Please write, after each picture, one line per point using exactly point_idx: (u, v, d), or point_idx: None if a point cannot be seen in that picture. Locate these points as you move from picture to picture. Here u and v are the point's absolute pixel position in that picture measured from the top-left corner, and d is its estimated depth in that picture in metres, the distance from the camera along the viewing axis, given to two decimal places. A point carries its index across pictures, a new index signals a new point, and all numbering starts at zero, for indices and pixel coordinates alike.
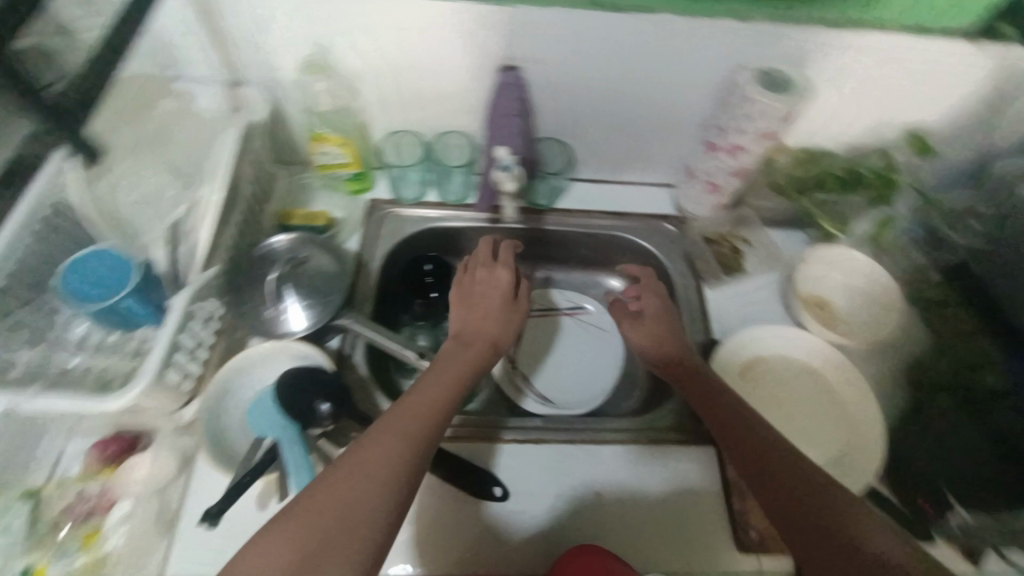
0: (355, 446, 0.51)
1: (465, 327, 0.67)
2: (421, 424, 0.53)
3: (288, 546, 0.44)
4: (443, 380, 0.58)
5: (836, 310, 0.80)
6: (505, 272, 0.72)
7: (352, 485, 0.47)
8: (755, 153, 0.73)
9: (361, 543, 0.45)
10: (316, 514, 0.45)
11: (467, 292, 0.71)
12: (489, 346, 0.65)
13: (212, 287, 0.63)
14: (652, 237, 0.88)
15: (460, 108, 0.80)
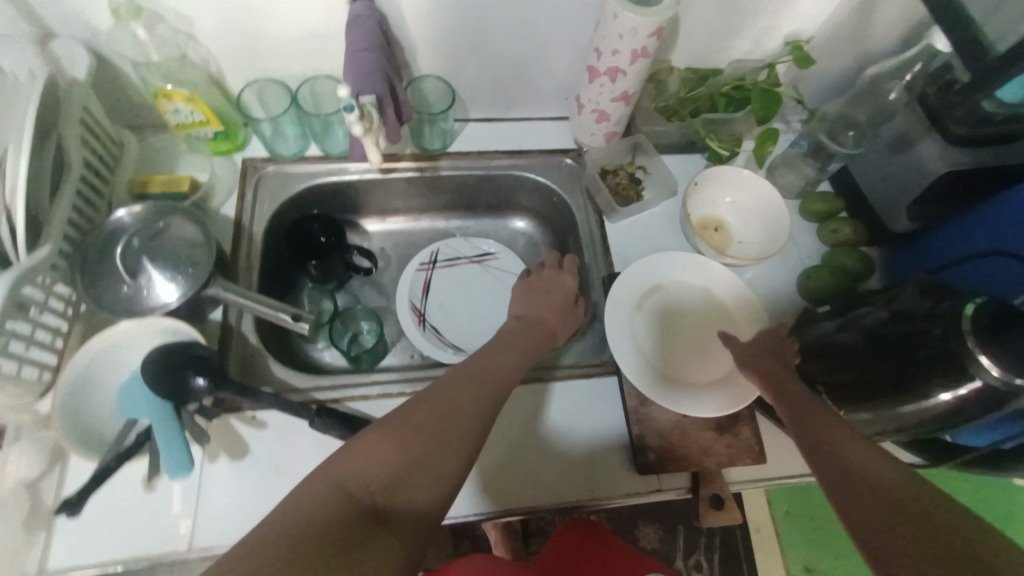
0: (437, 389, 0.52)
1: (538, 312, 0.69)
2: (496, 380, 0.55)
3: (383, 461, 0.43)
4: (513, 351, 0.61)
5: (730, 231, 0.80)
6: (569, 276, 0.74)
7: (444, 420, 0.48)
8: (633, 74, 0.70)
9: (445, 473, 0.45)
10: (414, 436, 0.46)
11: (537, 284, 0.74)
12: (554, 334, 0.67)
13: (48, 267, 0.57)
14: (551, 173, 0.85)
15: (321, 49, 0.74)
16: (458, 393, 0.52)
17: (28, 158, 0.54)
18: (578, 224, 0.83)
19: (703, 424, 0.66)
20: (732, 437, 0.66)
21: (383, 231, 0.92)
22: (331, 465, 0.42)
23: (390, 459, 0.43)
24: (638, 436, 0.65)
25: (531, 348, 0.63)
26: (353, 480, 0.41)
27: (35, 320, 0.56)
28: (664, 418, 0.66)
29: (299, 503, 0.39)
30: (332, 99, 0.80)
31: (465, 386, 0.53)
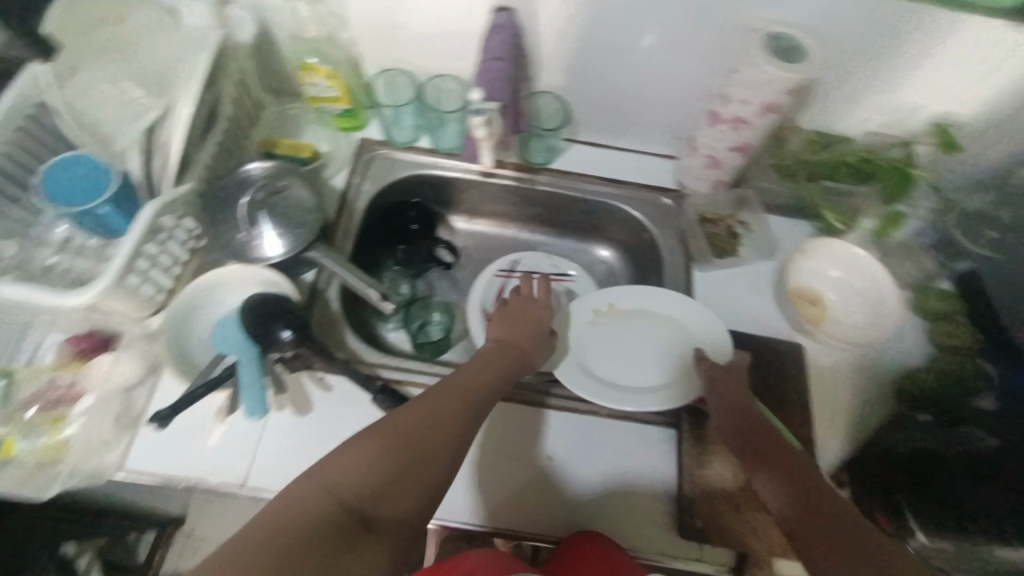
0: (421, 399, 0.51)
1: (511, 335, 0.67)
2: (478, 392, 0.55)
3: (369, 469, 0.43)
4: (494, 366, 0.59)
5: (828, 307, 0.75)
6: (546, 308, 0.73)
7: (426, 431, 0.47)
8: (757, 126, 0.68)
9: (428, 484, 0.45)
10: (400, 447, 0.45)
11: (514, 311, 0.71)
12: (531, 359, 0.65)
13: (183, 202, 0.63)
14: (646, 209, 0.84)
15: (457, 51, 0.78)
16: (441, 405, 0.51)
17: (192, 104, 0.61)
18: (665, 265, 0.81)
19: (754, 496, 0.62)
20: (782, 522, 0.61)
21: (469, 231, 0.95)
22: (318, 469, 0.42)
23: (375, 467, 0.43)
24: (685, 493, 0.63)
25: (510, 369, 0.61)
26: (339, 485, 0.41)
27: (163, 247, 0.63)
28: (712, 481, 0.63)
29: (286, 506, 0.39)
30: (454, 97, 0.83)
31: (449, 399, 0.52)
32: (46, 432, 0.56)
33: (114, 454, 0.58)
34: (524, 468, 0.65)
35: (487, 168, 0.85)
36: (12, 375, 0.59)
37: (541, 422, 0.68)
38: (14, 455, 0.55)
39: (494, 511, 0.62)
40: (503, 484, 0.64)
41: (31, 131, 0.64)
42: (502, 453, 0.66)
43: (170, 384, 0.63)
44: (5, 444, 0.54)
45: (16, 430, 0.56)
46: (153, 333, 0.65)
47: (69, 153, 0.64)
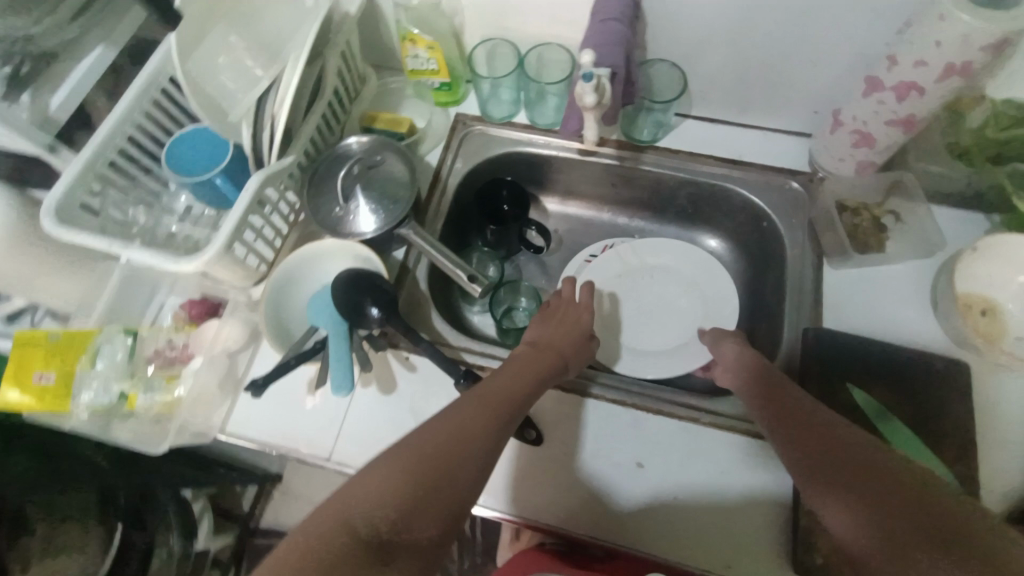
0: (444, 413, 0.47)
1: (549, 339, 0.62)
2: (507, 402, 0.50)
3: (388, 495, 0.39)
4: (526, 374, 0.54)
5: (1005, 324, 0.61)
6: (586, 311, 0.67)
7: (450, 450, 0.44)
8: (934, 95, 0.55)
9: (453, 507, 0.41)
10: (423, 469, 0.42)
11: (555, 313, 0.66)
12: (569, 363, 0.60)
13: (285, 175, 0.64)
14: (769, 195, 0.73)
15: (563, 17, 0.72)
16: (466, 418, 0.47)
17: (297, 75, 0.60)
18: (788, 260, 0.71)
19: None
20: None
21: (561, 215, 0.89)
22: (337, 499, 0.40)
23: (395, 495, 0.40)
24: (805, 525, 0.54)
25: (544, 374, 0.56)
26: (356, 516, 0.38)
27: (267, 218, 0.64)
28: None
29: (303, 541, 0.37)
30: (556, 67, 0.78)
31: (474, 410, 0.48)
32: (162, 389, 0.60)
33: (218, 413, 0.61)
34: (608, 472, 0.59)
35: (587, 146, 0.78)
36: (137, 333, 0.62)
37: (626, 423, 0.62)
38: (137, 408, 0.59)
39: (573, 511, 0.58)
40: (584, 486, 0.59)
41: (161, 106, 0.68)
42: (582, 454, 0.60)
43: (268, 351, 0.65)
44: (130, 397, 0.58)
45: (139, 385, 0.59)
46: (255, 301, 0.67)
47: (189, 129, 0.68)
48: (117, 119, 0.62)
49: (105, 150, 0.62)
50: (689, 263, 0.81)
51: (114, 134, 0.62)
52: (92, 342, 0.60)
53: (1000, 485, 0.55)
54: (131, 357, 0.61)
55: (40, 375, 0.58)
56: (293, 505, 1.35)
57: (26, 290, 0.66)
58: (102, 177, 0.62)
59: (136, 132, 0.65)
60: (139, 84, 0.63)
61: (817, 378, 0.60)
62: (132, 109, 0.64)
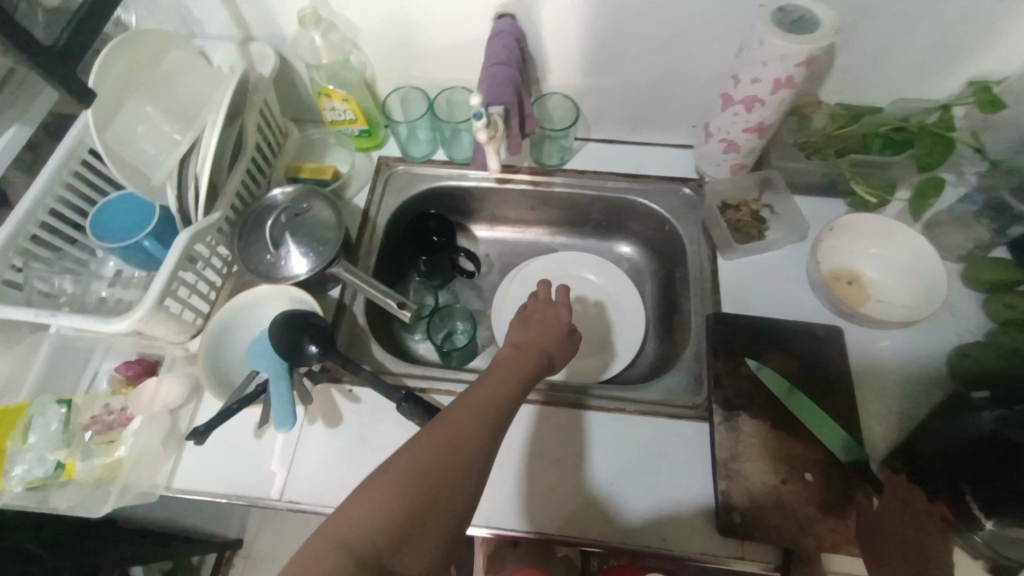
0: (439, 424, 0.49)
1: (529, 342, 0.65)
2: (497, 408, 0.53)
3: (386, 515, 0.42)
4: (511, 378, 0.57)
5: (867, 288, 0.71)
6: (564, 308, 0.71)
7: (446, 461, 0.46)
8: (774, 104, 0.66)
9: (451, 520, 0.44)
10: (421, 487, 0.44)
11: (531, 316, 0.70)
12: (551, 362, 0.64)
13: (214, 229, 0.67)
14: (666, 202, 0.83)
15: (464, 62, 0.79)
16: (460, 426, 0.49)
17: (216, 135, 0.64)
18: (689, 256, 0.79)
19: (789, 490, 0.59)
20: (817, 513, 0.58)
21: (491, 239, 0.96)
22: (330, 522, 0.42)
23: (393, 513, 0.42)
24: (726, 491, 0.60)
25: (528, 376, 0.59)
26: (355, 535, 0.41)
27: (199, 272, 0.66)
28: (750, 480, 0.60)
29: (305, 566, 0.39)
30: (465, 107, 0.86)
31: (466, 417, 0.51)
32: (102, 453, 0.59)
33: (164, 470, 0.61)
34: (551, 471, 0.64)
35: (502, 174, 0.85)
36: (71, 402, 0.62)
37: (562, 423, 0.67)
38: (75, 476, 0.58)
39: (520, 513, 0.62)
40: (530, 487, 0.63)
41: (84, 177, 0.70)
42: (525, 457, 0.65)
43: (211, 402, 0.66)
44: (67, 465, 0.58)
45: (77, 452, 0.59)
46: (193, 354, 0.68)
47: (115, 197, 0.70)
48: (41, 192, 0.64)
49: (27, 223, 0.63)
50: (602, 275, 0.89)
51: (35, 207, 0.63)
52: (24, 417, 0.59)
53: (882, 426, 0.64)
54: (66, 427, 0.60)
55: None
56: (256, 568, 1.30)
57: None
58: (23, 251, 0.63)
59: (57, 204, 0.66)
60: (57, 158, 0.65)
61: (722, 358, 0.68)
62: (52, 181, 0.65)
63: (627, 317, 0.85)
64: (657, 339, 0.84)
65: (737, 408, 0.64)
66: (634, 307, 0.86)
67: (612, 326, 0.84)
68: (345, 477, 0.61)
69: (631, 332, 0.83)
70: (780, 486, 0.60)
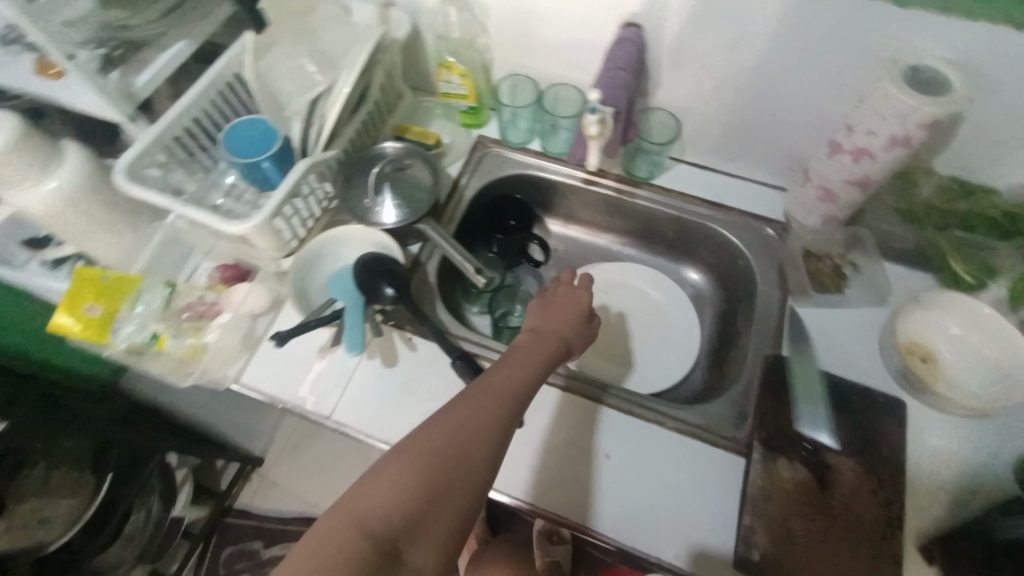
0: (453, 408, 0.52)
1: (549, 327, 0.68)
2: (510, 394, 0.56)
3: (401, 498, 0.45)
4: (524, 365, 0.60)
5: (941, 368, 0.68)
6: (586, 293, 0.73)
7: (458, 449, 0.49)
8: (882, 161, 0.65)
9: (463, 505, 0.48)
10: (435, 473, 0.47)
11: (554, 298, 0.73)
12: (569, 349, 0.67)
13: (327, 166, 0.73)
14: (745, 236, 0.83)
15: (579, 63, 0.81)
16: (473, 415, 0.52)
17: (348, 83, 0.70)
18: (758, 293, 0.79)
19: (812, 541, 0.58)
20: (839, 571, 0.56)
21: (561, 236, 0.98)
22: (348, 501, 0.45)
23: (409, 496, 0.45)
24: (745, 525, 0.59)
25: (545, 363, 0.63)
26: (369, 517, 0.44)
27: (306, 201, 0.72)
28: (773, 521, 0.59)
29: (326, 542, 0.42)
30: (571, 104, 0.86)
31: (479, 405, 0.53)
32: (189, 335, 0.67)
33: (234, 366, 0.67)
34: (578, 460, 0.66)
35: (590, 175, 0.88)
36: (175, 287, 0.70)
37: (600, 420, 0.69)
38: (164, 349, 0.67)
39: (542, 491, 0.65)
40: (556, 471, 0.66)
41: (228, 96, 0.78)
42: (556, 442, 0.68)
43: (289, 316, 0.72)
44: (160, 338, 0.66)
45: (170, 329, 0.67)
46: (282, 272, 0.74)
47: (245, 120, 0.71)
48: (193, 100, 0.72)
49: (176, 125, 0.71)
50: (665, 294, 0.90)
51: (186, 112, 0.72)
52: (135, 290, 0.68)
53: (927, 510, 0.61)
54: (166, 305, 0.68)
55: (89, 306, 0.66)
56: (268, 490, 1.39)
57: (81, 242, 0.75)
58: (167, 148, 0.71)
59: (202, 114, 0.75)
60: (212, 73, 0.73)
61: (770, 398, 0.67)
62: (205, 93, 0.73)
63: (680, 340, 0.86)
64: (703, 367, 0.84)
65: (776, 450, 0.64)
66: (688, 332, 0.87)
67: (664, 344, 0.85)
68: (390, 415, 0.65)
69: (682, 355, 0.84)
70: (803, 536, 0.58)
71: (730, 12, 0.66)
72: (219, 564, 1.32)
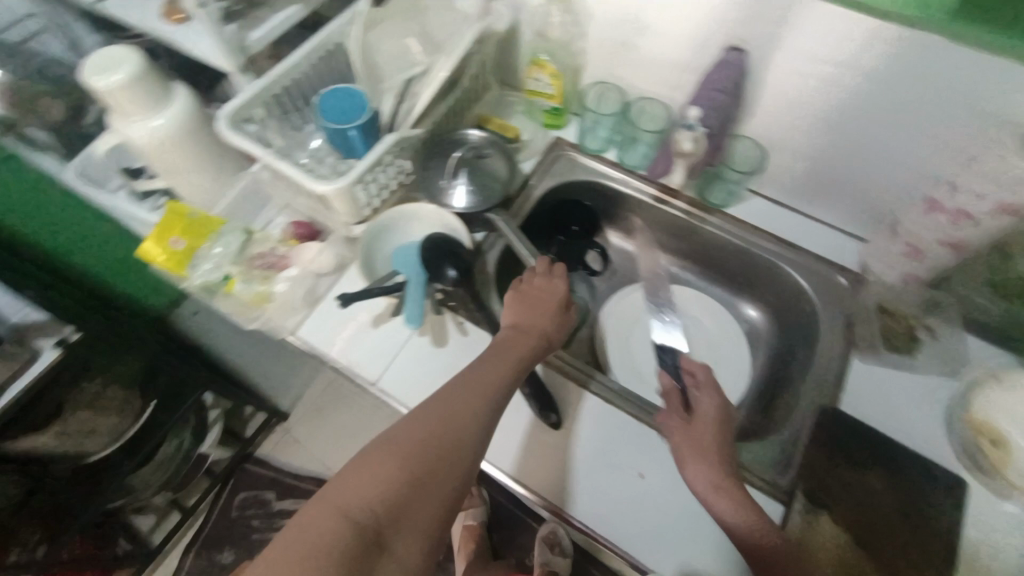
0: (435, 401, 0.53)
1: (528, 321, 0.65)
2: (490, 386, 0.56)
3: (384, 487, 0.46)
4: (509, 357, 0.60)
5: (1014, 456, 0.63)
6: (562, 282, 0.70)
7: (441, 440, 0.50)
8: (984, 227, 0.61)
9: (446, 496, 0.48)
10: (416, 464, 0.48)
11: (530, 289, 0.69)
12: (549, 341, 0.65)
13: (411, 144, 0.75)
14: (815, 281, 0.80)
15: (673, 80, 0.79)
16: (457, 406, 0.53)
17: (446, 66, 0.71)
18: (820, 342, 0.76)
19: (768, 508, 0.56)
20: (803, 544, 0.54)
21: (620, 249, 0.97)
22: (331, 491, 0.46)
23: (391, 487, 0.46)
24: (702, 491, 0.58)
25: (529, 356, 0.62)
26: (353, 507, 0.44)
27: (387, 173, 0.74)
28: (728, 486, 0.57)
29: (310, 530, 0.43)
30: (656, 119, 0.84)
31: (463, 397, 0.54)
32: (258, 283, 0.70)
33: (292, 320, 0.71)
34: (610, 472, 0.66)
35: (662, 193, 0.86)
36: (251, 234, 0.73)
37: (638, 437, 0.68)
38: (233, 292, 0.70)
39: (570, 496, 0.64)
40: (586, 479, 0.65)
41: (329, 63, 0.80)
42: (590, 451, 0.67)
43: (350, 280, 0.75)
44: (231, 281, 0.70)
45: (241, 274, 0.71)
46: (351, 238, 0.76)
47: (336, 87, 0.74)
48: (299, 61, 0.75)
49: (279, 83, 0.74)
50: (720, 325, 0.87)
51: (290, 72, 0.74)
52: (217, 231, 0.71)
53: None
54: (241, 250, 0.72)
55: (174, 239, 0.69)
56: (288, 446, 1.43)
57: (173, 176, 0.79)
58: (267, 103, 0.75)
59: (303, 76, 0.77)
60: (320, 38, 0.75)
61: (821, 452, 0.65)
62: (310, 56, 0.76)
63: (729, 374, 0.83)
64: (748, 406, 0.82)
65: (821, 505, 0.61)
66: (738, 367, 0.84)
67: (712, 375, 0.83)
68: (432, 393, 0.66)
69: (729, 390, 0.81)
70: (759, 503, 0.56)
71: (846, 50, 0.63)
72: (231, 508, 1.37)
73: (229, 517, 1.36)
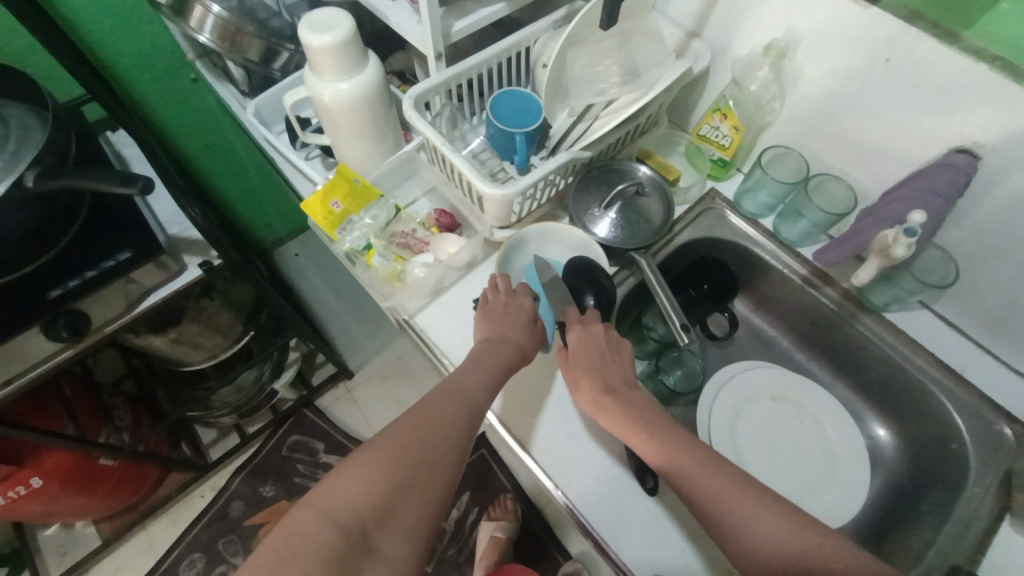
0: (414, 409, 0.55)
1: (504, 335, 0.65)
2: (467, 394, 0.58)
3: (367, 488, 0.47)
4: (487, 368, 0.62)
5: None
6: (526, 297, 0.69)
7: (422, 446, 0.51)
8: None
9: (430, 498, 0.49)
10: (396, 467, 0.49)
11: (493, 309, 0.68)
12: (522, 353, 0.65)
13: (575, 165, 0.72)
14: (975, 426, 0.70)
15: (871, 165, 0.71)
16: (434, 413, 0.55)
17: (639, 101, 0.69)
18: (965, 495, 0.67)
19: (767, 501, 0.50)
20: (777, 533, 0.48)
21: (746, 320, 0.91)
22: (315, 495, 0.47)
23: (375, 489, 0.47)
24: (696, 503, 0.52)
25: (507, 367, 0.63)
26: (336, 509, 0.45)
27: (545, 188, 0.72)
28: (754, 520, 0.49)
29: (298, 532, 0.44)
30: (834, 200, 0.78)
31: (444, 405, 0.56)
32: (394, 259, 0.72)
33: (414, 304, 0.72)
34: (698, 559, 0.63)
35: (816, 279, 0.79)
36: (399, 211, 0.74)
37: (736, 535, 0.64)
38: (371, 263, 0.72)
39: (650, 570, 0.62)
40: (671, 559, 0.62)
41: (512, 64, 0.80)
42: (681, 531, 0.64)
43: (479, 280, 0.75)
44: (371, 252, 0.71)
45: (381, 248, 0.72)
46: (492, 241, 0.77)
47: (515, 90, 0.74)
48: (489, 57, 0.75)
49: (465, 74, 0.75)
50: (842, 434, 0.79)
51: (478, 66, 0.75)
52: (372, 201, 0.73)
53: None
54: (386, 224, 0.74)
55: (334, 202, 0.71)
56: (346, 404, 1.48)
57: (338, 140, 0.82)
58: (447, 90, 0.75)
59: (488, 71, 0.78)
60: (515, 40, 0.75)
61: None
62: (500, 55, 0.75)
63: (844, 491, 0.74)
64: (853, 532, 0.74)
65: None
66: (856, 488, 0.75)
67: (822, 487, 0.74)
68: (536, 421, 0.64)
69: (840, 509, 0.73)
70: (793, 525, 0.48)
71: None
72: (283, 447, 1.42)
73: (279, 454, 1.42)
